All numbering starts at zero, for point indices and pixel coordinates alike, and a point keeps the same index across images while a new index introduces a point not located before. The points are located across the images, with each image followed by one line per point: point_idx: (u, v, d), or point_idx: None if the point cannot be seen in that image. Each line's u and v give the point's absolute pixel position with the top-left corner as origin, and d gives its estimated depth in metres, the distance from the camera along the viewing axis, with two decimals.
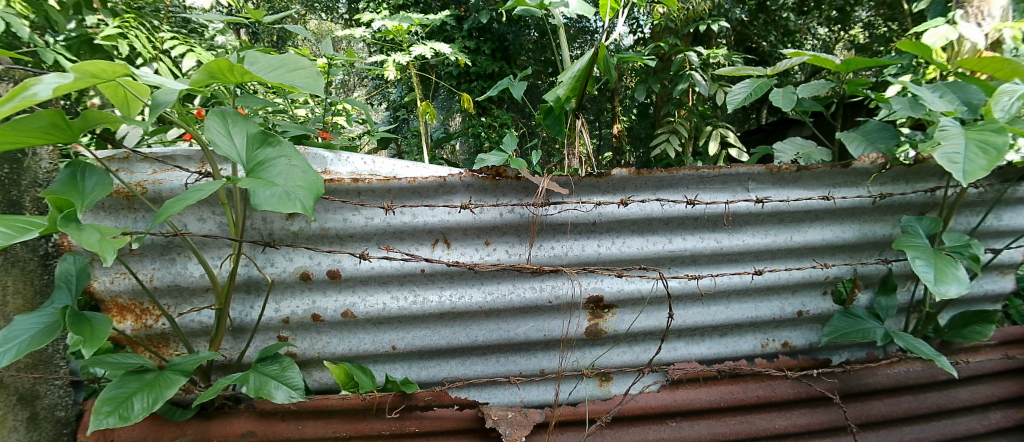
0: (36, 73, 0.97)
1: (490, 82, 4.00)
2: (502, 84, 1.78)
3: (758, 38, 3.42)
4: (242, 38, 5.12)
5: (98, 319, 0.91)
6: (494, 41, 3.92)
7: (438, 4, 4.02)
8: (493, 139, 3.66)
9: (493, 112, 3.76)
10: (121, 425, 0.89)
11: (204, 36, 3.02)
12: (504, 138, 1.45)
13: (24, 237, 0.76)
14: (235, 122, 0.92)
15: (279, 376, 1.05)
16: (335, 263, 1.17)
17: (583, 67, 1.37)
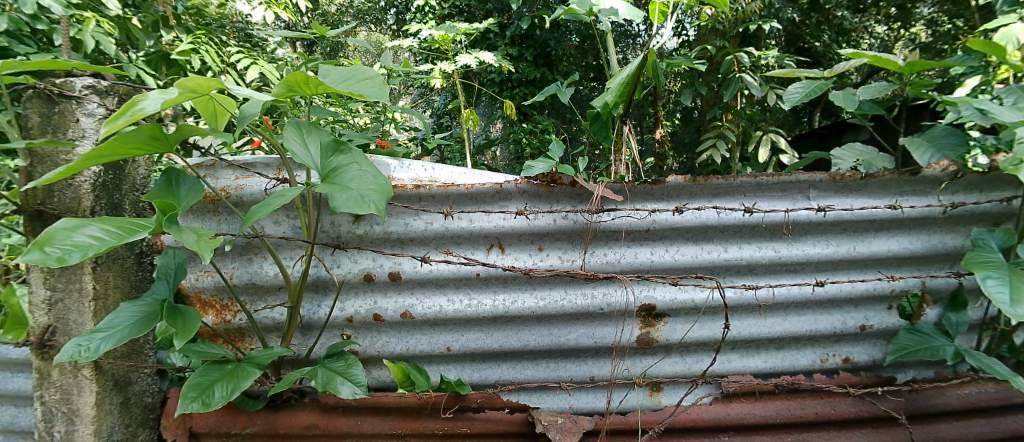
0: (138, 88, 1.05)
1: (533, 88, 4.06)
2: (549, 89, 1.80)
3: (811, 38, 3.34)
4: (298, 50, 5.47)
5: (189, 313, 0.98)
6: (536, 47, 4.00)
7: (483, 13, 4.12)
8: (534, 145, 3.78)
9: (533, 118, 3.94)
10: (203, 411, 0.96)
11: (265, 50, 3.25)
12: (550, 145, 1.48)
13: (132, 237, 0.82)
14: (309, 132, 0.98)
15: (344, 372, 1.10)
16: (396, 266, 1.22)
17: (631, 74, 1.38)
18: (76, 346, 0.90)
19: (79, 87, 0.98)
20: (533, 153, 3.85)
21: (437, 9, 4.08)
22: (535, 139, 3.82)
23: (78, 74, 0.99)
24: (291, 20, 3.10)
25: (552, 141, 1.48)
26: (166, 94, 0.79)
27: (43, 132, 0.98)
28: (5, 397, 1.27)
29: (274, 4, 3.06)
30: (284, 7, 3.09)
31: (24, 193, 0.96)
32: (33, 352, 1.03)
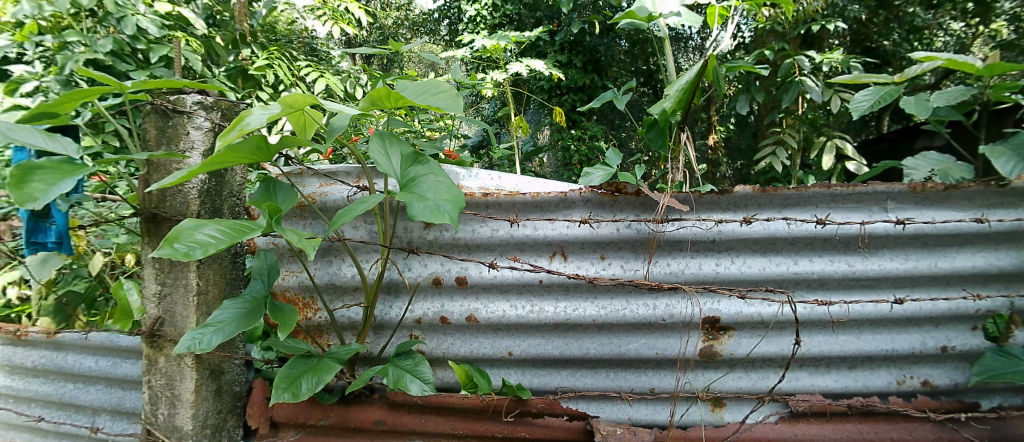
0: (237, 102, 1.15)
1: (583, 95, 4.08)
2: (605, 96, 1.77)
3: (879, 36, 3.21)
4: (357, 62, 5.81)
5: (286, 309, 1.05)
6: (586, 54, 4.03)
7: (533, 21, 4.19)
8: (582, 153, 3.85)
9: (583, 125, 4.02)
10: (293, 400, 1.03)
11: (328, 62, 3.49)
12: (607, 153, 1.49)
13: (244, 235, 0.88)
14: (390, 143, 1.05)
15: (412, 370, 1.15)
16: (463, 271, 1.27)
17: (691, 80, 1.35)
18: (193, 338, 0.98)
19: (190, 103, 1.09)
20: (582, 159, 3.88)
21: (488, 19, 4.19)
22: (582, 146, 3.92)
23: (188, 91, 1.11)
24: (354, 34, 3.32)
25: (609, 149, 1.47)
26: (268, 109, 0.87)
27: (158, 144, 1.10)
28: (114, 381, 1.42)
29: (338, 20, 3.27)
30: (348, 22, 3.30)
31: (141, 198, 1.08)
32: (144, 340, 1.15)
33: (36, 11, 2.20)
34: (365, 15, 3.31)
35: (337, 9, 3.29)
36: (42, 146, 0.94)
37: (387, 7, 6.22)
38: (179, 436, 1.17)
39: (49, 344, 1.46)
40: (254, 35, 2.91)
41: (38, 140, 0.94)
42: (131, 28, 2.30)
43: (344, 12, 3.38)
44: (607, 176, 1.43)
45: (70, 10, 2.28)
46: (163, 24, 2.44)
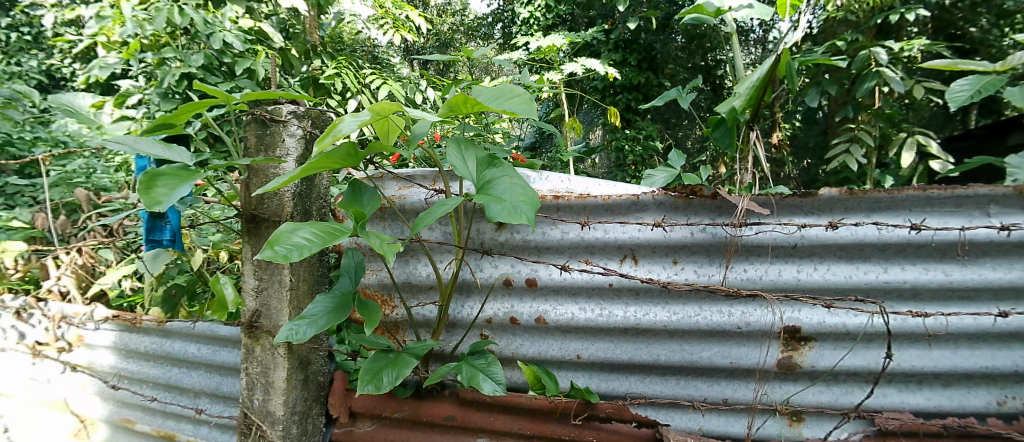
0: (324, 111, 1.23)
1: (638, 94, 4.01)
2: (668, 94, 1.70)
3: (966, 22, 2.89)
4: (416, 67, 6.07)
5: (371, 305, 1.11)
6: (640, 52, 3.96)
7: (587, 20, 4.19)
8: (637, 154, 3.87)
9: (637, 124, 3.96)
10: (376, 392, 1.09)
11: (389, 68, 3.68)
12: (671, 154, 1.51)
13: (335, 240, 0.93)
14: (467, 148, 1.08)
15: (485, 369, 1.17)
16: (532, 273, 1.29)
17: (763, 75, 1.33)
18: (289, 328, 1.05)
19: (285, 112, 1.18)
20: (637, 160, 3.90)
21: (541, 20, 4.21)
22: (637, 146, 3.91)
23: (283, 102, 1.19)
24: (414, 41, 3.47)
25: (672, 150, 1.51)
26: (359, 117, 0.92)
27: (258, 151, 1.20)
28: (213, 367, 1.55)
29: (399, 28, 3.43)
30: (408, 30, 3.46)
31: (242, 200, 1.18)
32: (243, 330, 1.25)
33: (140, 31, 2.46)
34: (424, 21, 3.44)
35: (397, 17, 3.45)
36: (161, 156, 1.05)
37: (443, 13, 6.52)
38: (271, 421, 1.25)
39: (158, 331, 1.61)
40: (322, 45, 3.10)
41: (159, 151, 1.05)
42: (218, 42, 2.52)
43: (405, 19, 3.54)
44: (671, 176, 1.46)
45: (167, 29, 2.53)
46: (244, 39, 2.66)
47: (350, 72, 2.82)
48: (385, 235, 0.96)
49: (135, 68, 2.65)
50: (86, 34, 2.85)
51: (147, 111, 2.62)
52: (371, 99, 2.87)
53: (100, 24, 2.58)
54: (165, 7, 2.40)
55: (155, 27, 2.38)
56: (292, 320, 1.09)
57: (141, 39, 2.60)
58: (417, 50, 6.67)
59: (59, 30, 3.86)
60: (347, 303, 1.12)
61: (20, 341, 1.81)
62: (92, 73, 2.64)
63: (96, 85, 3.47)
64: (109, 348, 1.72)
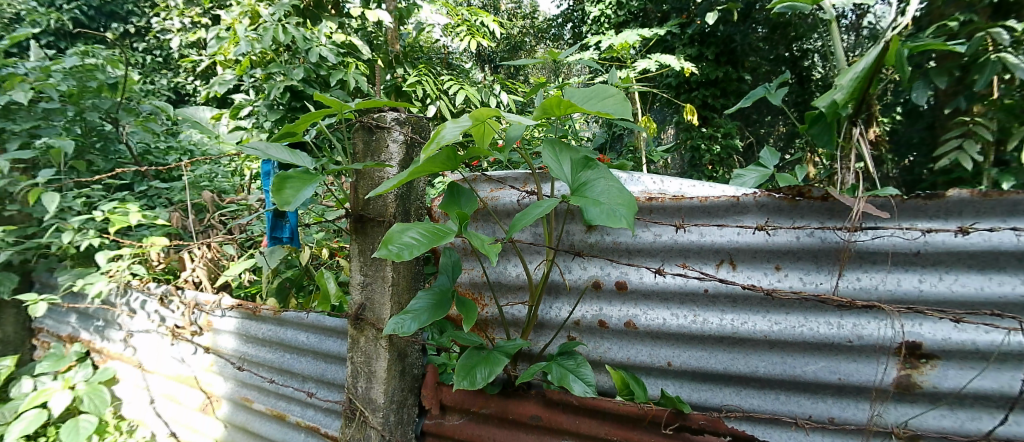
0: (421, 116, 1.30)
1: (715, 89, 4.01)
2: (757, 91, 1.59)
3: None
4: (494, 73, 6.37)
5: (468, 302, 1.17)
6: (719, 45, 3.92)
7: (659, 15, 4.19)
8: (714, 153, 3.95)
9: (715, 122, 3.96)
10: (470, 388, 1.13)
11: (466, 75, 3.90)
12: (762, 152, 1.46)
13: (441, 240, 0.98)
14: (561, 150, 1.10)
15: (575, 370, 1.17)
16: (622, 276, 1.28)
17: (868, 66, 1.20)
18: (397, 321, 1.11)
19: (389, 119, 1.26)
20: (713, 159, 3.98)
21: (613, 18, 4.32)
22: (715, 145, 3.98)
23: (387, 109, 1.28)
24: (490, 46, 3.59)
25: (765, 149, 1.46)
26: (459, 123, 0.95)
27: (365, 156, 1.29)
28: (320, 354, 1.69)
29: (475, 33, 3.55)
30: (484, 35, 3.59)
31: (353, 202, 1.29)
32: (350, 322, 1.35)
33: (252, 49, 2.73)
34: (499, 26, 3.55)
35: (474, 24, 3.58)
36: (286, 160, 1.15)
37: (515, 17, 6.81)
38: (373, 408, 1.34)
39: (273, 320, 1.78)
40: (404, 55, 3.30)
41: (286, 156, 1.15)
42: (315, 56, 2.72)
43: (479, 25, 3.66)
44: (762, 176, 1.42)
45: (273, 47, 2.79)
46: (337, 52, 2.86)
47: (431, 80, 3.01)
48: (485, 235, 1.00)
49: (247, 83, 2.95)
50: (208, 55, 3.22)
51: (256, 121, 2.92)
52: (450, 103, 3.06)
53: (219, 44, 2.92)
54: (272, 27, 2.65)
55: (264, 45, 2.64)
56: (397, 314, 1.15)
57: (251, 56, 2.89)
58: (489, 56, 6.92)
59: (184, 52, 4.40)
60: (446, 300, 1.18)
61: (162, 323, 2.08)
62: (213, 88, 2.95)
63: (214, 99, 3.91)
64: (229, 333, 1.92)
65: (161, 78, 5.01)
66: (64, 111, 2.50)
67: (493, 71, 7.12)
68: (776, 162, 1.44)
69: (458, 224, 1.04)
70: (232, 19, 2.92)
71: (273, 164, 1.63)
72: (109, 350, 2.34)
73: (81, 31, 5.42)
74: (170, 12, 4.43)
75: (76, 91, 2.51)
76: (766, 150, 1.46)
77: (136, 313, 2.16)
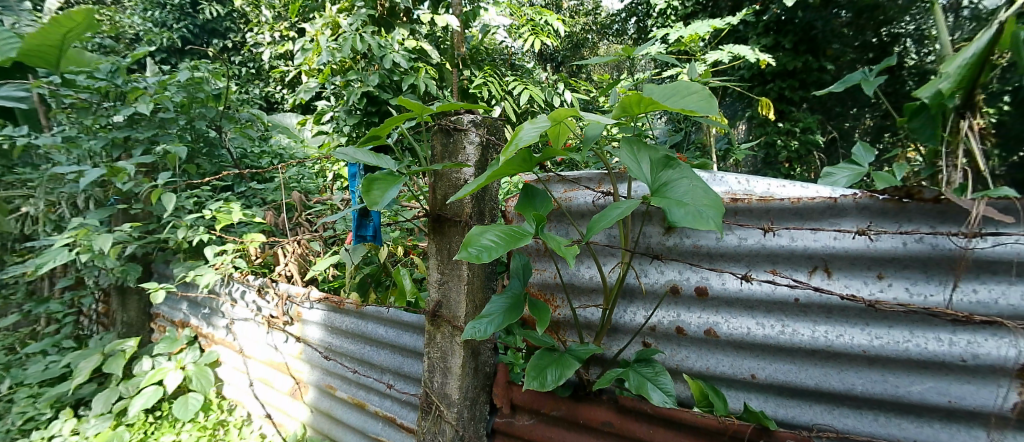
0: (496, 118, 1.33)
1: (794, 81, 3.90)
2: (851, 78, 1.48)
3: None
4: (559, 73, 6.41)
5: (542, 305, 1.18)
6: (798, 33, 3.84)
7: (730, 3, 4.17)
8: (791, 149, 3.79)
9: (793, 116, 3.87)
10: (540, 389, 1.13)
11: (529, 74, 3.98)
12: (857, 148, 1.40)
13: (518, 243, 0.99)
14: (641, 151, 1.08)
15: (653, 379, 1.14)
16: (703, 281, 1.23)
17: (977, 52, 1.11)
18: (473, 322, 1.14)
19: (466, 122, 1.29)
20: (791, 156, 3.84)
21: (680, 10, 4.40)
22: (792, 141, 3.83)
23: (463, 112, 1.31)
24: (553, 45, 3.63)
25: (859, 145, 1.38)
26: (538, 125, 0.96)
27: (442, 158, 1.33)
28: (398, 348, 1.77)
29: (539, 33, 3.58)
30: (548, 34, 3.61)
31: (431, 203, 1.33)
32: (427, 318, 1.40)
33: (333, 59, 2.91)
34: (563, 25, 3.57)
35: (538, 23, 3.62)
36: (372, 162, 1.20)
37: (577, 15, 6.83)
38: (448, 403, 1.38)
39: (355, 313, 1.88)
40: (470, 57, 3.43)
41: (371, 159, 1.20)
42: (389, 63, 2.86)
43: (543, 25, 3.69)
44: (856, 175, 1.33)
45: (351, 56, 2.95)
46: (409, 58, 2.99)
47: (496, 82, 3.13)
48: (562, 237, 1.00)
49: (328, 90, 3.14)
50: (294, 65, 3.49)
51: (336, 125, 3.12)
52: (513, 103, 3.15)
53: (304, 55, 3.15)
54: (351, 36, 2.81)
55: (343, 54, 2.80)
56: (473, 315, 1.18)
57: (331, 65, 3.08)
58: (551, 55, 7.01)
59: (274, 63, 4.78)
60: (521, 301, 1.19)
61: (258, 312, 2.26)
62: (299, 95, 3.18)
63: (299, 104, 4.22)
64: (316, 323, 2.05)
65: (254, 87, 5.49)
66: (177, 120, 2.78)
67: (556, 70, 7.19)
68: (873, 158, 1.36)
69: (535, 226, 1.05)
70: (316, 31, 3.12)
71: (357, 166, 1.73)
72: (213, 335, 2.57)
73: (188, 48, 6.04)
74: (263, 26, 4.85)
75: (187, 101, 2.79)
76: (860, 148, 1.38)
77: (237, 302, 2.37)
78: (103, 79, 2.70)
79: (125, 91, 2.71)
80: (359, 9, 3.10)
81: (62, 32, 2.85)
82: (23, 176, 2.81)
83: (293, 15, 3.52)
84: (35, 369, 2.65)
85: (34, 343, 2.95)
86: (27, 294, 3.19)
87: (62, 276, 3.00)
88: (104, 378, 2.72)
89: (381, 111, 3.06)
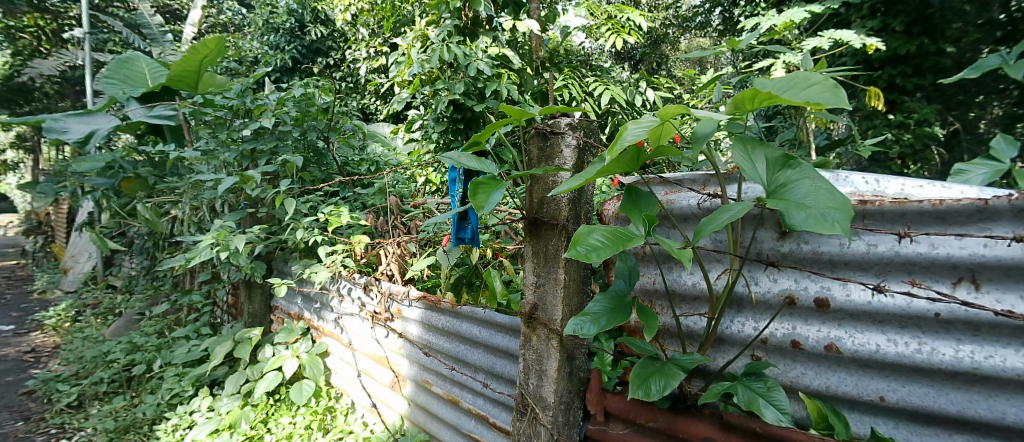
0: (593, 121, 1.31)
1: (906, 67, 3.52)
2: (984, 61, 1.26)
3: None
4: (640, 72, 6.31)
5: (648, 310, 1.16)
6: (909, 13, 3.45)
7: None
8: (906, 142, 3.46)
9: (906, 107, 3.52)
10: (644, 398, 1.09)
11: (607, 73, 4.01)
12: (996, 141, 1.20)
13: (626, 245, 0.97)
14: (754, 149, 1.01)
15: (766, 394, 1.07)
16: (824, 291, 1.12)
17: None
18: (576, 323, 1.12)
19: (563, 125, 1.29)
20: (905, 152, 3.48)
21: None
22: (907, 134, 3.50)
23: (561, 115, 1.31)
24: (635, 43, 3.59)
25: (999, 137, 1.20)
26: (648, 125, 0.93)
27: (539, 162, 1.34)
28: (491, 348, 1.80)
29: (620, 31, 3.54)
30: (628, 32, 3.58)
31: (528, 205, 1.35)
32: (524, 321, 1.41)
33: (422, 70, 3.05)
34: (645, 21, 3.49)
35: (618, 21, 3.57)
36: (474, 166, 1.24)
37: (658, 10, 6.70)
38: (543, 406, 1.38)
39: (450, 312, 1.95)
40: (549, 60, 3.51)
41: (474, 163, 1.24)
42: (473, 70, 2.96)
43: (625, 22, 3.66)
44: (996, 172, 1.17)
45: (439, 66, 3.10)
46: (492, 65, 3.08)
47: (575, 84, 3.19)
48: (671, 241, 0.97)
49: (419, 99, 3.31)
50: (389, 77, 3.75)
51: (425, 132, 3.30)
52: (594, 104, 3.18)
53: (397, 68, 3.39)
54: (439, 47, 2.94)
55: (432, 65, 2.94)
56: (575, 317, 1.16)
57: (421, 76, 3.28)
58: (630, 52, 6.86)
59: (369, 77, 5.13)
60: (627, 305, 1.17)
61: (363, 308, 2.41)
62: (393, 106, 3.41)
63: (391, 114, 4.50)
64: (415, 319, 2.15)
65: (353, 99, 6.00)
66: (292, 132, 3.02)
67: (635, 68, 7.07)
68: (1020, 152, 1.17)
69: (646, 228, 1.04)
70: (407, 45, 3.31)
71: (457, 171, 1.78)
72: (323, 327, 2.79)
73: (297, 65, 6.62)
74: (359, 43, 5.23)
75: (300, 115, 3.04)
76: (1000, 140, 1.20)
77: (344, 298, 2.54)
78: (234, 98, 3.05)
79: (250, 107, 3.06)
80: (446, 21, 3.27)
81: (201, 58, 3.25)
82: (172, 184, 3.23)
83: (387, 31, 3.80)
84: (180, 351, 3.04)
85: (179, 328, 3.39)
86: (173, 286, 3.69)
87: (201, 271, 3.41)
88: (233, 361, 3.05)
89: (466, 118, 3.17)
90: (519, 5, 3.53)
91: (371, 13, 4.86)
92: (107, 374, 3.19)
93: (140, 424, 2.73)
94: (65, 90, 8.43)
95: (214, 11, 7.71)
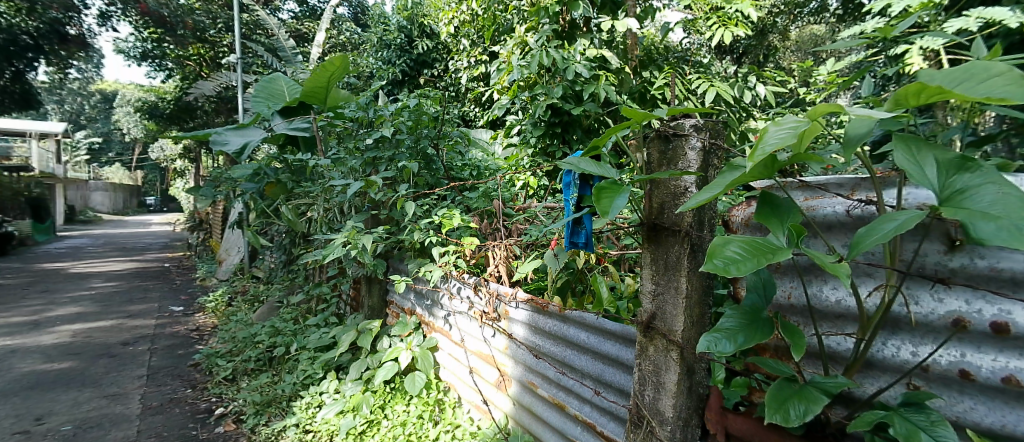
0: (721, 121, 1.24)
1: None
2: None
3: None
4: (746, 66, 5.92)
5: (790, 326, 1.08)
6: None
7: None
8: None
9: None
10: (782, 424, 1.01)
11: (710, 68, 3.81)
12: None
13: (769, 256, 0.92)
14: (920, 150, 0.90)
15: (928, 429, 0.94)
16: (1003, 315, 0.95)
17: None
18: (710, 341, 1.07)
19: (687, 127, 1.24)
20: None
21: None
22: None
23: (685, 116, 1.26)
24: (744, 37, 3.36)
25: None
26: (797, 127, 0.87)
27: (661, 165, 1.30)
28: (599, 355, 1.78)
29: (726, 23, 3.35)
30: (737, 24, 3.37)
31: (647, 210, 1.33)
32: (641, 330, 1.38)
33: (522, 76, 3.12)
34: (755, 11, 3.26)
35: (725, 13, 3.38)
36: (595, 170, 1.24)
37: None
38: (660, 420, 1.34)
39: (558, 316, 1.96)
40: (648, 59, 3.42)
41: (595, 168, 1.24)
42: (571, 74, 2.98)
43: (732, 15, 3.45)
44: None
45: (537, 71, 3.15)
46: (590, 67, 3.08)
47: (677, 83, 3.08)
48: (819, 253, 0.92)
49: (518, 105, 3.39)
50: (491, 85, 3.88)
51: (523, 137, 3.35)
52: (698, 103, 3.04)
53: (499, 75, 3.50)
54: (538, 53, 2.99)
55: (531, 71, 2.99)
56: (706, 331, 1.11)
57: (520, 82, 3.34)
58: (733, 45, 6.45)
59: (471, 84, 5.33)
60: (769, 320, 1.10)
61: (471, 308, 2.50)
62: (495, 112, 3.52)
63: (490, 119, 4.64)
64: (522, 321, 2.19)
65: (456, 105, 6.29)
66: (407, 140, 3.22)
67: (738, 61, 6.63)
68: None
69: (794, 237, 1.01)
70: (507, 52, 3.40)
71: (571, 176, 1.79)
72: (433, 323, 2.93)
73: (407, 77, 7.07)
74: (461, 52, 5.46)
75: (414, 124, 3.24)
76: None
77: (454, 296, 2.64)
78: (359, 111, 3.34)
79: (371, 117, 3.33)
80: (544, 26, 3.31)
81: (329, 74, 3.59)
82: (307, 188, 3.60)
83: (490, 39, 3.92)
84: (313, 338, 3.37)
85: (311, 317, 3.77)
86: (305, 279, 4.10)
87: (329, 266, 3.76)
88: (356, 350, 3.33)
89: (564, 121, 3.24)
90: (617, 4, 3.47)
91: (473, 23, 5.07)
92: (254, 353, 3.64)
93: (280, 399, 3.08)
94: (219, 108, 9.78)
95: (335, 32, 8.54)
